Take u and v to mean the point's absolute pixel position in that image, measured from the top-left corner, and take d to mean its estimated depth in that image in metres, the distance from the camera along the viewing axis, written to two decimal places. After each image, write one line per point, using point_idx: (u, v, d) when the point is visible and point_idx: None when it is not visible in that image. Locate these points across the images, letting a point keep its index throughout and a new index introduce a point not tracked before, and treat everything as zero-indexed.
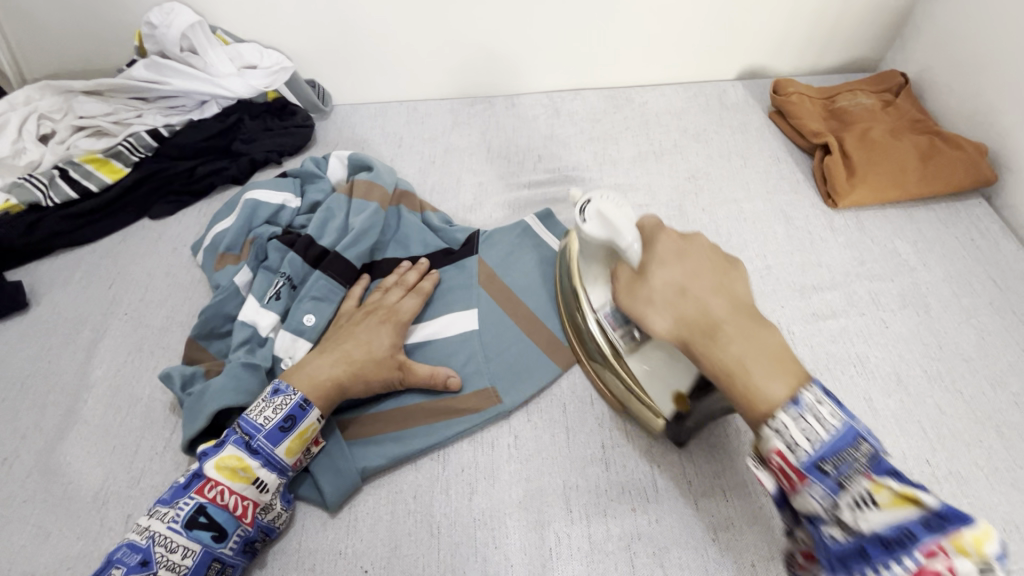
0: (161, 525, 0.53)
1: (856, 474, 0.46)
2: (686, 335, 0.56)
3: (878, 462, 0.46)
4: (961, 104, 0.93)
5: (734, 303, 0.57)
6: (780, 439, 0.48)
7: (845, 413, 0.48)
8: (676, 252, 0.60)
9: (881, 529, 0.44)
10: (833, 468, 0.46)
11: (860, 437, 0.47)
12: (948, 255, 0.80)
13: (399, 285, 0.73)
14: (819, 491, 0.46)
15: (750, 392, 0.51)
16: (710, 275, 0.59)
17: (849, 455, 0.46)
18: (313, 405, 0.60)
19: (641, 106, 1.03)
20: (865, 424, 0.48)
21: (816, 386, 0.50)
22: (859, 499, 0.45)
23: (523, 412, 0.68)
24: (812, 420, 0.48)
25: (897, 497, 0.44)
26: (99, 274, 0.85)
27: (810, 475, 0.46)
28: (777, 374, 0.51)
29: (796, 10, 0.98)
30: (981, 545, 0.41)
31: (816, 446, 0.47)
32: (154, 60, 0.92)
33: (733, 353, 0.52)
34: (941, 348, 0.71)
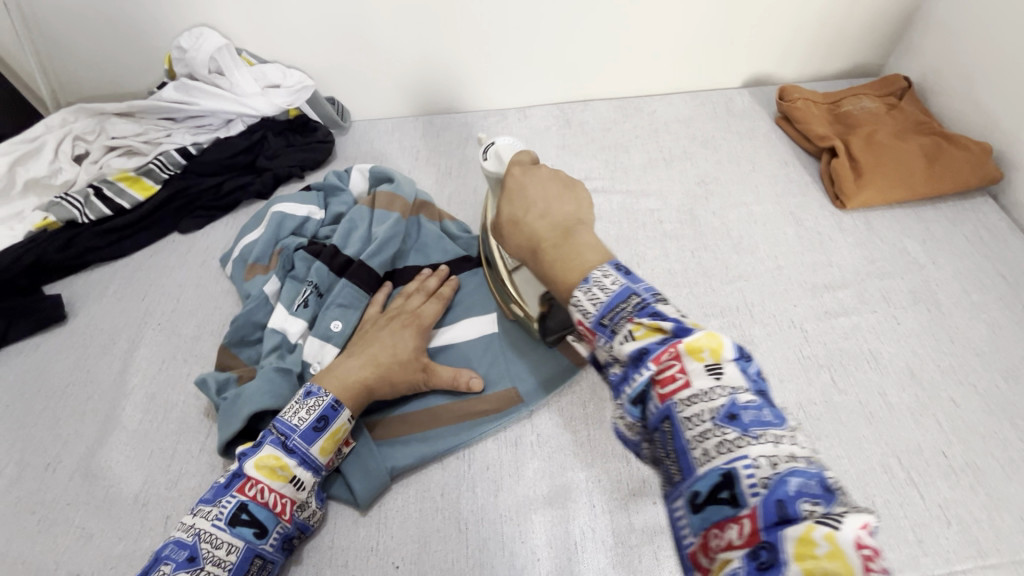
0: (206, 522, 0.55)
1: (622, 318, 0.45)
2: (529, 243, 0.59)
3: (646, 307, 0.45)
4: (965, 106, 0.95)
5: (555, 219, 0.60)
6: (578, 310, 0.49)
7: (630, 278, 0.48)
8: (517, 187, 0.64)
9: (630, 352, 0.43)
10: (609, 320, 0.46)
11: (632, 292, 0.47)
12: (957, 253, 0.82)
13: (421, 291, 0.76)
14: (604, 343, 0.46)
15: (570, 281, 0.52)
16: (543, 195, 0.62)
17: (621, 307, 0.46)
18: (344, 406, 0.63)
19: (650, 115, 1.06)
20: (648, 284, 0.48)
21: (610, 264, 0.51)
22: (623, 336, 0.44)
23: (544, 411, 0.70)
24: (596, 289, 0.48)
25: (648, 330, 0.44)
26: (132, 287, 0.88)
27: (596, 331, 0.47)
28: (590, 251, 0.55)
29: (798, 18, 1.01)
30: (715, 351, 0.42)
31: (600, 306, 0.47)
32: (183, 82, 0.97)
33: (549, 271, 0.56)
34: (953, 343, 0.72)
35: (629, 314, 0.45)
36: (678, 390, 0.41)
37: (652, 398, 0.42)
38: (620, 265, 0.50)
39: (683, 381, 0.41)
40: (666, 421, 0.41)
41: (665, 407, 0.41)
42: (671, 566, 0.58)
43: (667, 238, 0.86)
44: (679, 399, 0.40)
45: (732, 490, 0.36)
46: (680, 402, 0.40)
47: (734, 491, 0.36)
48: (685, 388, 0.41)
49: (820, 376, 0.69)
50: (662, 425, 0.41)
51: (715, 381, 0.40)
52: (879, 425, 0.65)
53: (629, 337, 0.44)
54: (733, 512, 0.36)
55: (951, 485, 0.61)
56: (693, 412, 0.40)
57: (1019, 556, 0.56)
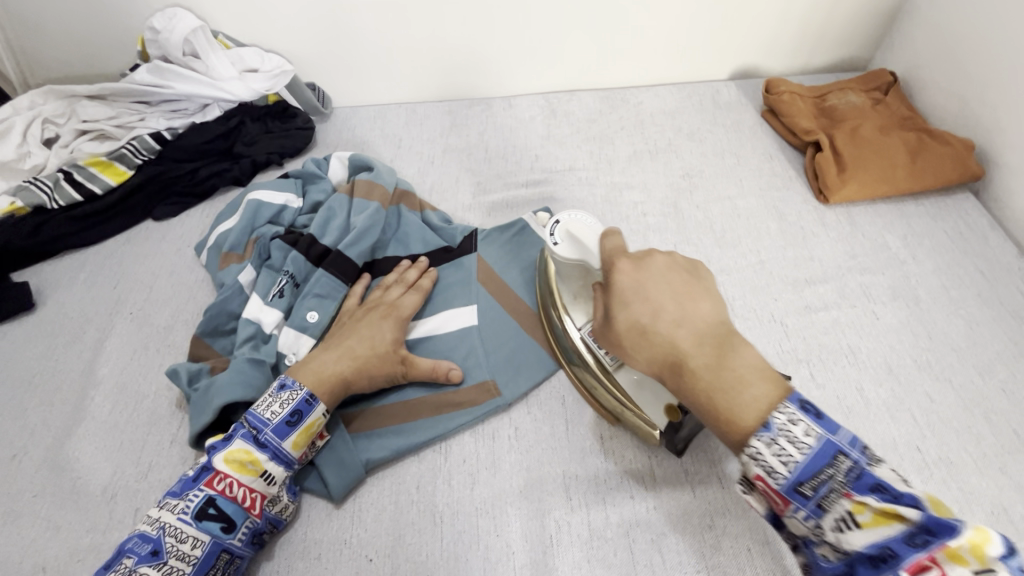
0: (171, 516, 0.54)
1: (835, 493, 0.45)
2: (671, 356, 0.53)
3: (861, 477, 0.44)
4: (949, 101, 0.95)
5: (699, 327, 0.53)
6: (758, 465, 0.47)
7: (825, 425, 0.47)
8: (635, 287, 0.56)
9: (863, 547, 0.42)
10: (811, 490, 0.45)
11: (839, 452, 0.45)
12: (937, 249, 0.82)
13: (400, 283, 0.74)
14: (802, 514, 0.46)
15: (743, 419, 0.49)
16: (671, 291, 0.55)
17: (826, 473, 0.45)
18: (318, 401, 0.61)
19: (636, 106, 1.05)
20: (850, 437, 0.46)
21: (793, 403, 0.48)
22: (841, 519, 0.44)
23: (523, 404, 0.69)
24: (785, 442, 0.46)
25: (878, 514, 0.42)
26: (104, 275, 0.86)
27: (792, 498, 0.46)
28: (754, 380, 0.50)
29: (786, 10, 1.00)
30: (979, 548, 0.38)
31: (792, 469, 0.46)
32: (157, 64, 0.94)
33: (709, 400, 0.51)
34: (930, 338, 0.72)
35: (841, 486, 0.45)
36: None
37: None
38: (806, 406, 0.48)
39: None
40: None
41: None
42: (647, 559, 0.58)
43: (650, 231, 0.85)
44: None
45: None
46: None
47: None
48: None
49: (799, 370, 0.69)
50: None
51: None
52: (856, 419, 0.65)
53: (851, 523, 0.43)
54: None
55: (925, 479, 0.61)
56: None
57: None
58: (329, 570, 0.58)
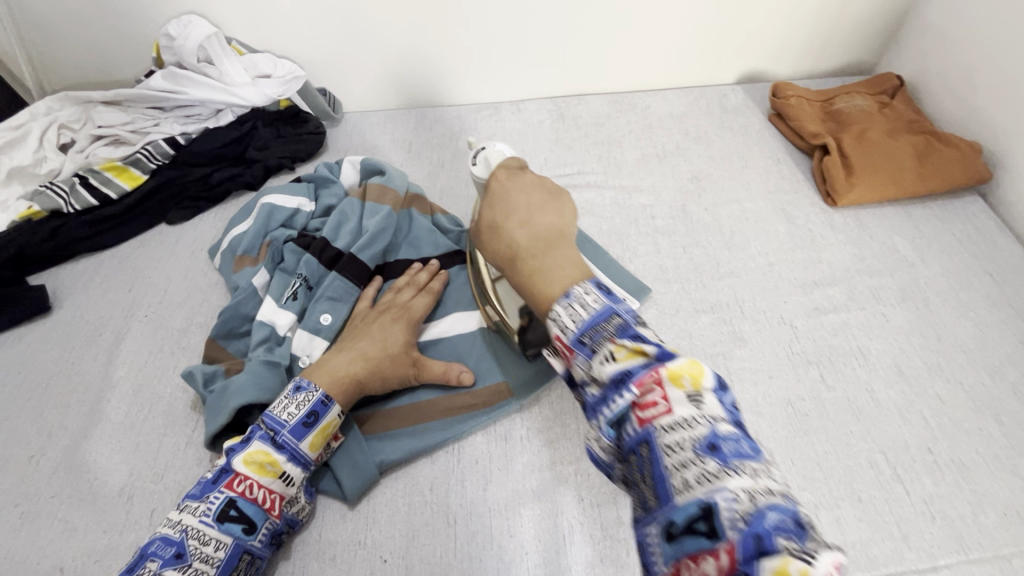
0: (193, 518, 0.54)
1: (603, 337, 0.48)
2: (507, 250, 0.60)
3: (626, 329, 0.48)
4: (956, 105, 0.96)
5: (538, 230, 0.59)
6: (557, 325, 0.51)
7: (610, 298, 0.51)
8: (500, 195, 0.62)
9: (611, 373, 0.45)
10: (590, 339, 0.49)
11: (613, 312, 0.50)
12: (946, 251, 0.82)
13: (411, 285, 0.74)
14: (582, 361, 0.49)
15: (551, 297, 0.54)
16: (528, 203, 0.61)
17: (603, 326, 0.49)
18: (334, 402, 0.62)
19: (644, 110, 1.06)
20: (629, 307, 0.51)
21: (591, 283, 0.53)
22: (604, 357, 0.46)
23: (535, 406, 0.69)
24: (578, 306, 0.51)
25: (631, 352, 0.46)
26: (119, 278, 0.87)
27: (575, 348, 0.49)
28: (568, 267, 0.56)
29: (792, 15, 1.01)
30: (695, 379, 0.42)
31: (579, 324, 0.50)
32: (172, 70, 0.95)
33: (528, 281, 0.57)
34: (940, 341, 0.73)
35: (610, 334, 0.48)
36: (659, 416, 0.41)
37: (631, 424, 0.43)
38: (601, 285, 0.53)
39: (663, 407, 0.41)
40: (644, 445, 0.41)
41: (645, 431, 0.41)
42: None
43: (659, 233, 0.86)
44: (658, 425, 0.41)
45: (710, 522, 0.35)
46: (660, 427, 0.40)
47: (712, 524, 0.34)
48: (665, 414, 0.41)
49: (809, 372, 0.70)
50: (640, 449, 0.41)
51: (696, 410, 0.40)
52: (866, 421, 0.66)
53: (610, 359, 0.46)
54: (710, 545, 0.34)
55: (936, 481, 0.61)
56: (675, 440, 0.39)
57: (1002, 552, 0.57)
58: (345, 571, 0.59)
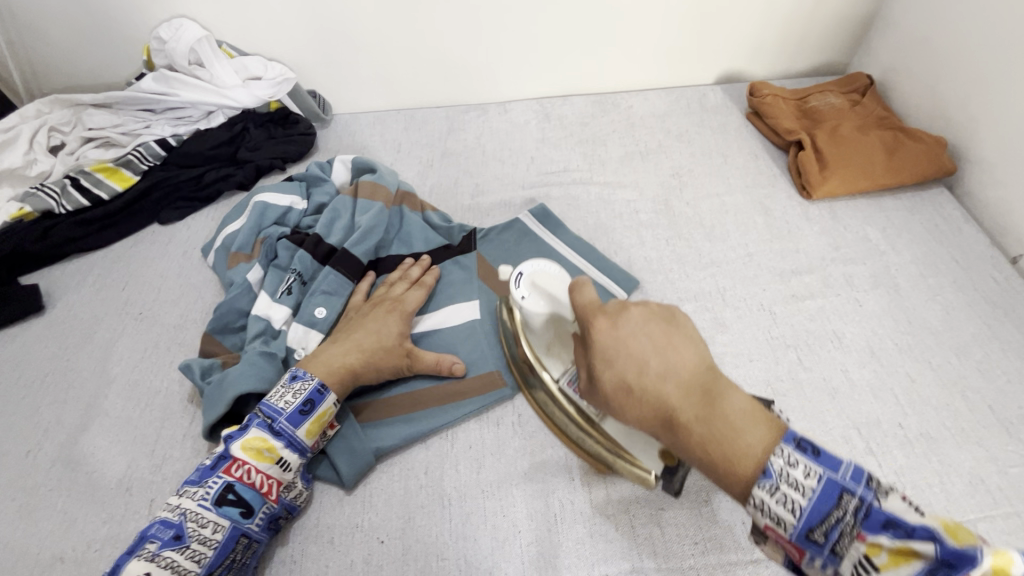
0: (191, 502, 0.56)
1: (846, 536, 0.43)
2: (660, 415, 0.53)
3: (871, 514, 0.42)
4: (922, 102, 1.00)
5: (683, 377, 0.53)
6: (765, 515, 0.46)
7: (824, 464, 0.45)
8: (610, 348, 0.55)
9: (831, 538, 0.43)
10: (823, 536, 0.44)
11: (842, 491, 0.44)
12: (915, 240, 0.86)
13: (404, 280, 0.77)
14: (819, 563, 0.44)
15: (743, 470, 0.48)
16: (653, 344, 0.55)
17: (835, 517, 0.44)
18: (330, 390, 0.64)
19: (627, 110, 1.09)
20: (850, 469, 0.45)
21: (788, 443, 0.47)
22: (857, 563, 0.42)
23: (525, 392, 0.72)
24: (787, 487, 0.45)
25: (882, 547, 0.41)
26: (112, 277, 0.88)
27: (804, 546, 0.45)
28: (742, 417, 0.50)
29: (767, 17, 1.05)
30: (1002, 571, 0.38)
31: (800, 515, 0.45)
32: (162, 73, 0.97)
33: (704, 458, 0.50)
34: (910, 323, 0.76)
35: (852, 528, 0.43)
36: None
37: None
38: (801, 442, 0.47)
39: None
40: None
41: None
42: (646, 534, 0.61)
43: (643, 227, 0.89)
44: None
45: None
46: None
47: None
48: None
49: (787, 355, 0.73)
50: None
51: None
52: (842, 399, 0.69)
53: (869, 566, 0.42)
54: None
55: (907, 453, 0.65)
56: None
57: (968, 517, 0.61)
58: (343, 552, 0.60)
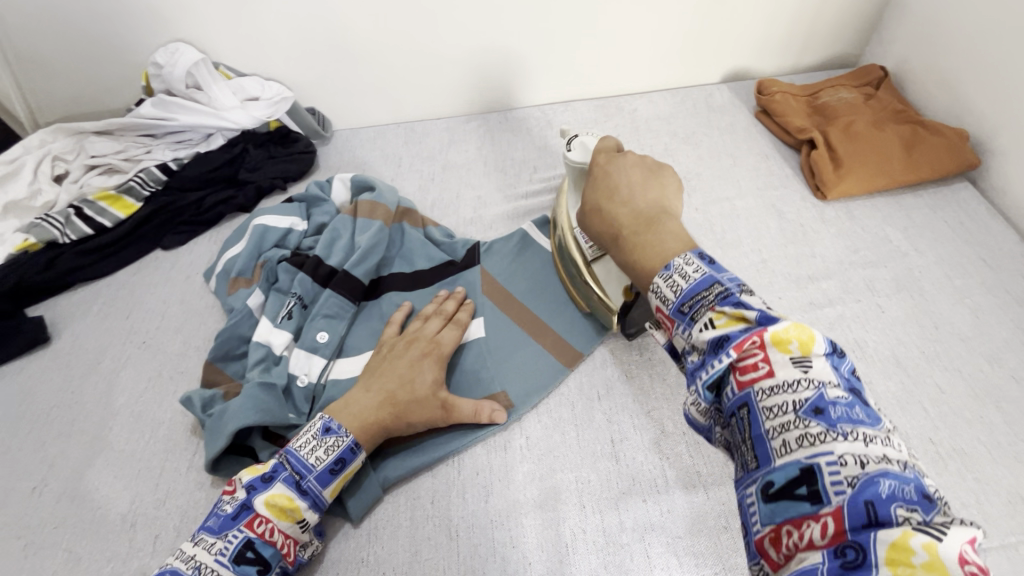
0: (208, 556, 0.53)
1: (702, 306, 0.49)
2: (611, 229, 0.62)
3: (728, 296, 0.48)
4: (939, 93, 0.96)
5: (640, 206, 0.62)
6: (656, 297, 0.53)
7: (713, 267, 0.51)
8: (602, 172, 0.66)
9: (710, 338, 0.46)
10: (690, 308, 0.50)
11: (716, 281, 0.50)
12: (939, 239, 0.82)
13: (439, 315, 0.72)
14: (682, 331, 0.51)
15: (653, 268, 0.56)
16: (630, 180, 0.64)
17: (704, 295, 0.50)
18: (362, 449, 0.61)
19: (631, 113, 1.07)
20: (732, 276, 0.51)
21: (694, 253, 0.53)
22: (703, 324, 0.48)
23: (533, 413, 0.69)
24: (677, 275, 0.52)
25: (731, 319, 0.47)
26: (116, 306, 0.88)
27: (676, 318, 0.51)
28: (674, 238, 0.57)
29: (772, 12, 1.02)
30: (804, 345, 0.43)
31: (679, 293, 0.51)
32: (161, 98, 0.96)
33: (630, 259, 0.58)
34: (937, 329, 0.72)
35: (710, 302, 0.49)
36: (758, 379, 0.43)
37: (731, 386, 0.45)
38: (703, 255, 0.53)
39: (765, 369, 0.43)
40: (743, 407, 0.43)
41: (743, 395, 0.44)
42: (662, 564, 0.58)
43: None
44: (758, 388, 0.43)
45: (812, 486, 0.38)
46: (760, 390, 0.42)
47: (815, 487, 0.38)
48: (767, 376, 0.43)
49: None
50: (740, 411, 0.44)
51: (802, 373, 0.42)
52: None
53: (710, 325, 0.47)
54: (813, 509, 0.37)
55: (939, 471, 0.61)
56: (775, 402, 0.41)
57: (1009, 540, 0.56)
58: None
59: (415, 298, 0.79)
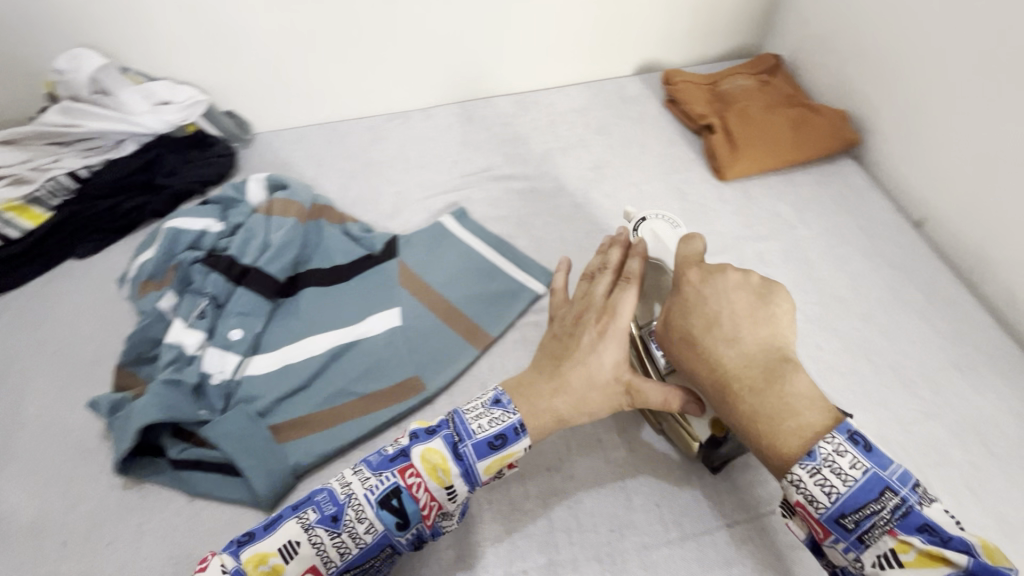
0: (360, 489, 0.53)
1: (880, 529, 0.45)
2: (710, 377, 0.54)
3: (910, 515, 0.45)
4: (826, 78, 1.03)
5: (750, 347, 0.53)
6: (799, 492, 0.48)
7: (874, 459, 0.46)
8: (693, 299, 0.56)
9: None
10: (855, 522, 0.45)
11: (888, 487, 0.45)
12: (824, 212, 0.89)
13: (603, 270, 0.64)
14: (843, 548, 0.47)
15: (787, 448, 0.49)
16: (732, 309, 0.55)
17: (870, 507, 0.45)
18: (526, 433, 0.56)
19: (548, 107, 1.11)
20: (902, 471, 0.46)
21: (843, 433, 0.47)
22: (884, 556, 0.45)
23: (446, 395, 0.73)
24: (830, 473, 0.46)
25: (924, 555, 0.43)
26: (25, 317, 0.86)
27: (832, 528, 0.47)
28: (811, 403, 0.50)
29: (675, 6, 1.07)
30: None
31: (836, 499, 0.46)
32: (65, 104, 0.94)
33: (746, 423, 0.52)
34: (818, 293, 0.78)
35: (886, 523, 0.45)
36: None
37: None
38: (857, 435, 0.47)
39: None
40: None
41: None
42: (564, 526, 0.61)
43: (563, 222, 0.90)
44: None
45: None
46: None
47: None
48: None
49: None
50: None
51: None
52: None
53: (892, 561, 0.44)
54: None
55: None
56: None
57: None
58: None
59: (332, 292, 0.80)
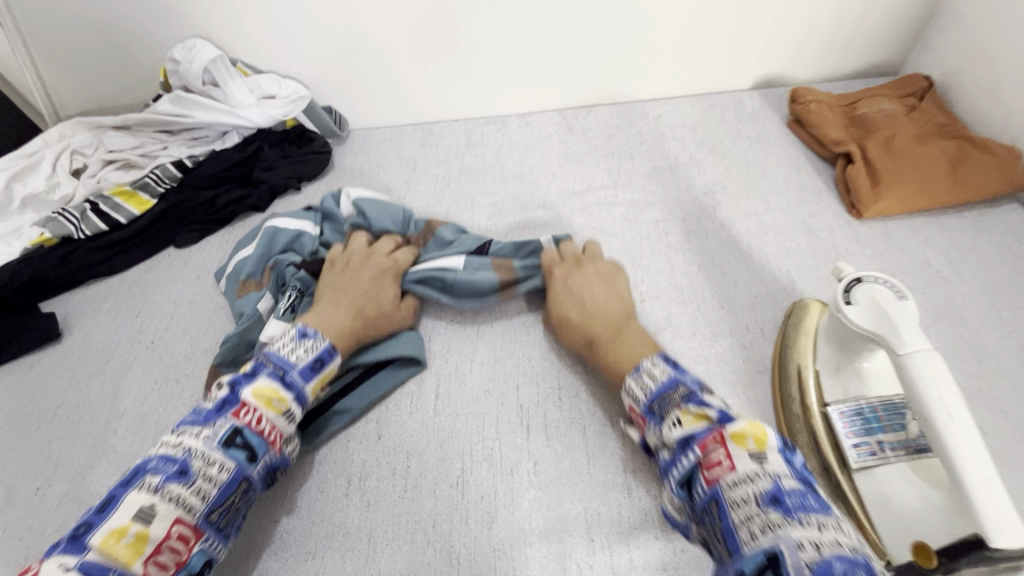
0: (195, 441, 0.54)
1: (670, 405, 0.55)
2: (585, 333, 0.69)
3: (691, 395, 0.55)
4: (989, 106, 0.90)
5: (609, 313, 0.69)
6: (630, 398, 0.60)
7: (676, 370, 0.59)
8: (599, 274, 0.74)
9: (678, 437, 0.52)
10: (659, 408, 0.56)
11: (680, 382, 0.57)
12: (984, 266, 0.77)
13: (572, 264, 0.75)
14: (653, 428, 0.56)
15: (625, 371, 0.63)
16: (615, 290, 0.72)
17: (670, 396, 0.56)
18: (338, 352, 0.66)
19: (654, 120, 1.03)
20: (693, 377, 0.57)
21: (659, 356, 0.61)
22: (672, 422, 0.53)
23: (542, 436, 0.67)
24: (646, 378, 0.59)
25: (696, 416, 0.52)
26: (127, 303, 0.87)
27: (647, 418, 0.57)
28: (641, 344, 0.66)
29: (810, 17, 0.97)
30: (759, 440, 0.48)
31: (648, 395, 0.58)
32: (178, 94, 0.95)
33: (611, 361, 0.65)
34: (980, 364, 0.67)
35: (677, 402, 0.55)
36: (723, 475, 0.47)
37: (699, 485, 0.48)
38: (668, 358, 0.61)
39: (728, 466, 0.47)
40: (712, 503, 0.46)
41: (712, 491, 0.47)
42: None
43: (673, 250, 0.82)
44: (725, 483, 0.46)
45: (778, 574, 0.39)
46: (726, 484, 0.46)
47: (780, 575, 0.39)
48: (731, 472, 0.46)
49: None
50: (710, 506, 0.46)
51: (761, 467, 0.46)
52: None
53: (678, 424, 0.53)
54: None
55: None
56: (740, 495, 0.44)
57: None
58: None
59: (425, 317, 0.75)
